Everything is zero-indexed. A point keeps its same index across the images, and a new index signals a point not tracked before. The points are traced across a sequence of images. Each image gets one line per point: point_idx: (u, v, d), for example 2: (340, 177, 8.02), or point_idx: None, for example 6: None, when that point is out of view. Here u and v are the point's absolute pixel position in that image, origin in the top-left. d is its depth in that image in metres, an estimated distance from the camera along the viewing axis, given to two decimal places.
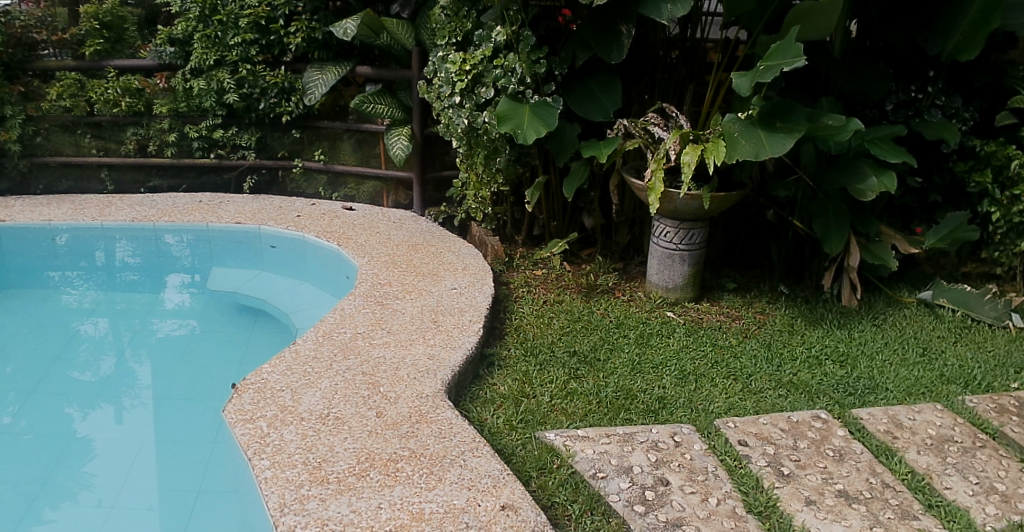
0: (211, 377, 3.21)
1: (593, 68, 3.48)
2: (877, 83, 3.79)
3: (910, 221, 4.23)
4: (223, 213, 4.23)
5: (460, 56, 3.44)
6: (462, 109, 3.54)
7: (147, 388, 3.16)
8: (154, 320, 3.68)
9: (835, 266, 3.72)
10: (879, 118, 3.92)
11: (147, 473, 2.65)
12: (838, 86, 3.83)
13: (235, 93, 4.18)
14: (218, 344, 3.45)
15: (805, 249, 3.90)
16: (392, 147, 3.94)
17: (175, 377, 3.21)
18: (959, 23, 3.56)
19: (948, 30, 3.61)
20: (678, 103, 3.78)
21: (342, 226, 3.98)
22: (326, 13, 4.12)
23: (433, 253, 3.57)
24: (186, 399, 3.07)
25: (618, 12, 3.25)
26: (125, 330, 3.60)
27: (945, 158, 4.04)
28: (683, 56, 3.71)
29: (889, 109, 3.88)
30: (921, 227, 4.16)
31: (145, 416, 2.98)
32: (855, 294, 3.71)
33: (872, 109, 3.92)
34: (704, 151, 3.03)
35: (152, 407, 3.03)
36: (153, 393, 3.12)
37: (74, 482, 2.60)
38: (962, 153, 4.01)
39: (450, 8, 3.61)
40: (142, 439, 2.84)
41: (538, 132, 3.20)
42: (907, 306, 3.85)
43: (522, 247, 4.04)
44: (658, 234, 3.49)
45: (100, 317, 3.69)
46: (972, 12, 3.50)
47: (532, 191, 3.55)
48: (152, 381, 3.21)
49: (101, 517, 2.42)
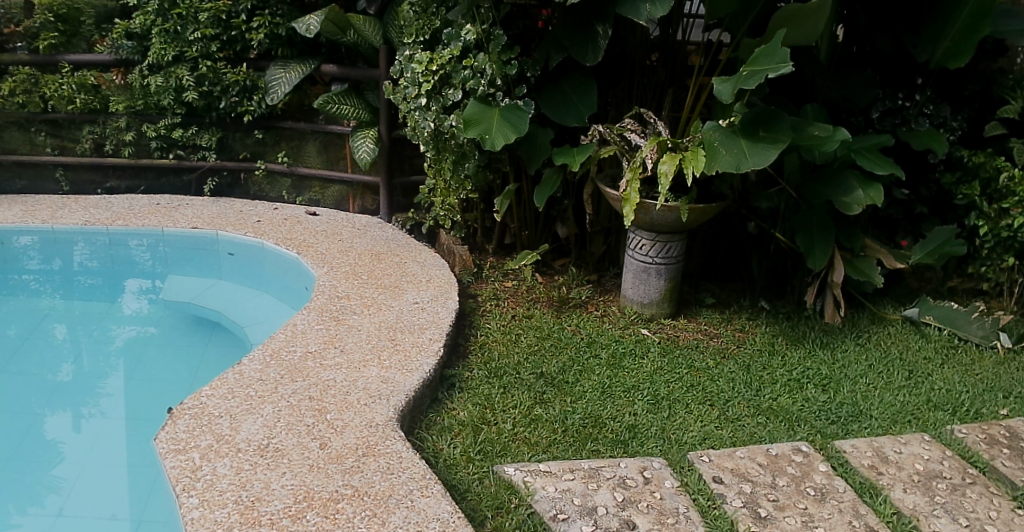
0: (170, 388, 3.01)
1: (568, 70, 3.29)
2: (863, 90, 3.66)
3: (894, 233, 4.11)
4: (179, 217, 3.92)
5: (427, 55, 3.26)
6: (429, 112, 3.34)
7: (106, 397, 2.97)
8: (113, 326, 3.45)
9: (818, 282, 3.57)
10: (864, 127, 3.77)
11: (106, 485, 2.48)
12: (824, 93, 3.67)
13: (194, 91, 3.88)
14: (176, 355, 3.23)
15: (787, 262, 3.75)
16: (358, 149, 3.74)
17: (133, 389, 3.01)
18: (949, 29, 3.41)
19: (937, 36, 3.46)
20: (657, 109, 3.61)
21: (304, 232, 3.72)
22: (291, 8, 3.84)
23: (398, 264, 3.37)
24: (153, 406, 2.91)
25: (594, 11, 3.08)
26: (82, 337, 3.37)
27: (932, 169, 3.94)
28: (663, 58, 3.53)
29: (875, 116, 3.73)
30: (906, 240, 4.04)
31: (106, 424, 2.80)
32: (839, 311, 3.57)
33: (857, 117, 3.77)
34: (682, 160, 2.84)
35: (112, 416, 2.85)
36: (113, 401, 2.93)
37: (40, 486, 2.48)
38: (950, 163, 3.90)
39: (418, 4, 3.41)
40: (113, 442, 2.70)
41: (507, 138, 3.00)
42: (891, 323, 3.72)
43: (493, 256, 3.86)
44: (633, 246, 3.32)
45: (57, 323, 3.46)
46: (962, 19, 3.35)
47: (500, 199, 3.36)
48: (109, 391, 3.01)
49: (61, 525, 2.28)
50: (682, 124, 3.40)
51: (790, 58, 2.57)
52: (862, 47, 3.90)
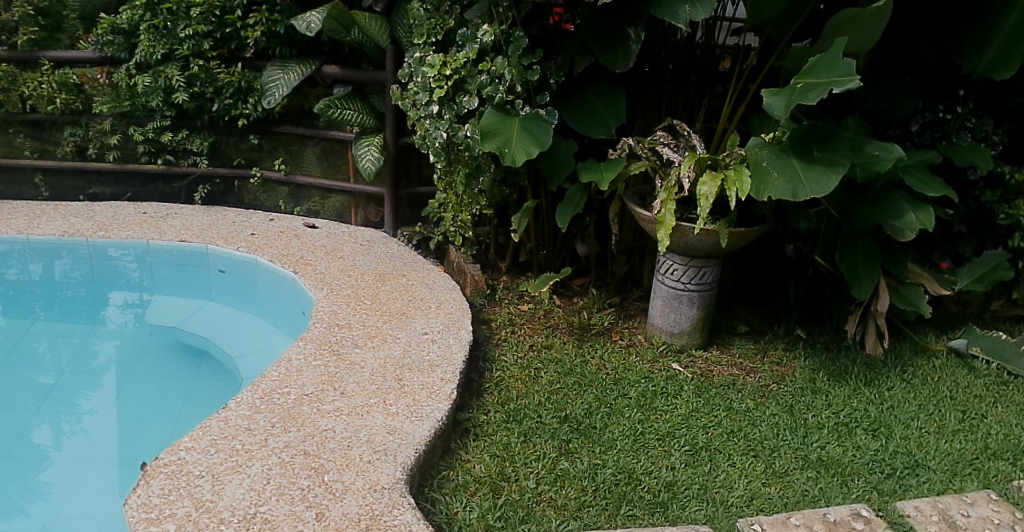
0: (157, 409, 2.75)
1: (593, 76, 3.01)
2: (904, 99, 3.30)
3: (930, 254, 3.70)
4: (167, 229, 3.60)
5: (439, 57, 2.95)
6: (441, 120, 3.05)
7: (90, 414, 2.72)
8: (96, 342, 3.17)
9: (860, 310, 3.31)
10: (903, 139, 3.42)
11: (79, 521, 2.15)
12: (860, 104, 3.32)
13: (184, 92, 3.58)
14: (163, 376, 2.95)
15: (826, 288, 3.51)
16: (361, 158, 3.44)
17: (116, 409, 2.74)
18: (996, 36, 3.08)
19: (983, 43, 3.13)
20: (688, 119, 3.32)
21: (302, 248, 3.40)
22: (290, 3, 3.53)
23: (404, 285, 3.08)
24: (147, 419, 2.69)
25: (625, 12, 2.79)
26: (63, 352, 3.10)
27: (970, 186, 3.58)
28: (696, 64, 3.23)
29: (915, 129, 3.38)
30: (947, 262, 3.64)
31: (97, 434, 2.60)
32: (881, 342, 3.29)
33: (895, 129, 3.42)
34: (724, 181, 2.64)
35: (96, 433, 2.62)
36: (98, 418, 2.69)
37: (25, 492, 2.33)
38: (989, 181, 3.55)
39: (430, 2, 3.12)
40: (106, 448, 2.54)
41: (528, 152, 2.70)
42: (934, 355, 3.39)
43: (507, 275, 3.58)
44: (663, 271, 3.06)
45: (37, 336, 3.19)
46: (1011, 25, 3.03)
47: (518, 218, 3.07)
48: (92, 408, 2.75)
49: None
50: (718, 137, 3.12)
51: (854, 71, 2.32)
52: (913, 52, 3.49)
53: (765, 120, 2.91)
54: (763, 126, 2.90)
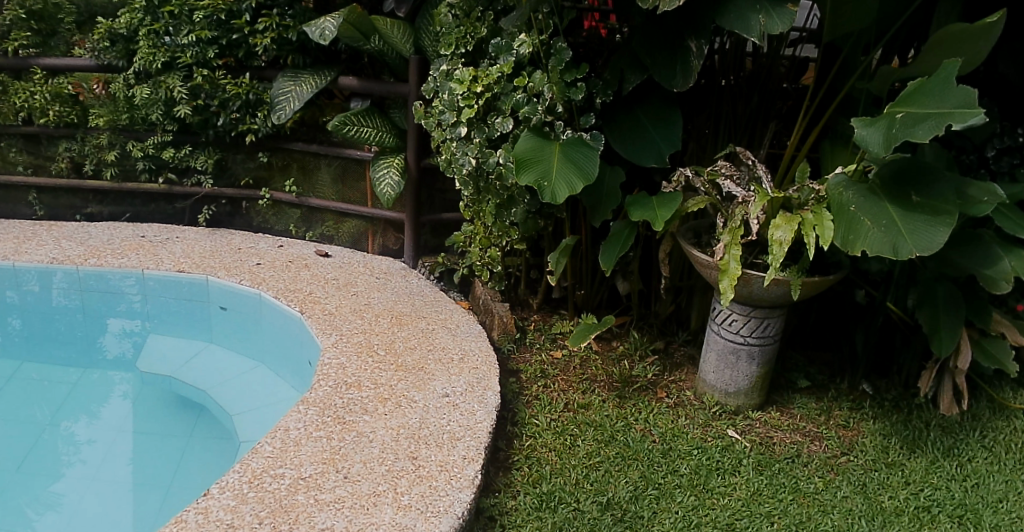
0: (155, 455, 2.50)
1: (643, 94, 2.62)
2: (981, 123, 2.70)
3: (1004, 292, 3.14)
4: (164, 255, 3.23)
5: (469, 71, 2.54)
6: (470, 144, 2.62)
7: (89, 444, 2.54)
8: (96, 377, 2.93)
9: (936, 366, 2.89)
10: (976, 167, 2.84)
11: None
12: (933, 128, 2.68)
13: (187, 105, 3.25)
14: (159, 421, 2.67)
15: (895, 336, 3.13)
16: (380, 182, 3.07)
17: (112, 448, 2.52)
18: None
19: None
20: (748, 141, 2.92)
21: (310, 281, 3.05)
22: (304, 7, 3.18)
23: (424, 331, 2.71)
24: (151, 455, 2.50)
25: (686, 21, 2.45)
26: (63, 382, 2.89)
27: None
28: (760, 78, 2.83)
29: (991, 156, 2.81)
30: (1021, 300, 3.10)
31: (103, 460, 2.46)
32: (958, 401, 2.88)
33: (969, 154, 2.83)
34: (801, 223, 2.28)
35: (95, 466, 2.43)
36: (96, 453, 2.50)
37: (33, 510, 2.26)
38: None
39: (460, 7, 2.69)
40: (115, 477, 2.39)
41: (572, 187, 2.29)
42: (1016, 416, 2.98)
43: (538, 313, 3.23)
44: (720, 321, 2.71)
45: (40, 364, 3.00)
46: None
47: (556, 256, 2.62)
48: (89, 441, 2.56)
49: None
50: (784, 165, 2.76)
51: (971, 100, 1.93)
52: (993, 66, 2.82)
53: (836, 148, 2.68)
54: (834, 156, 2.67)
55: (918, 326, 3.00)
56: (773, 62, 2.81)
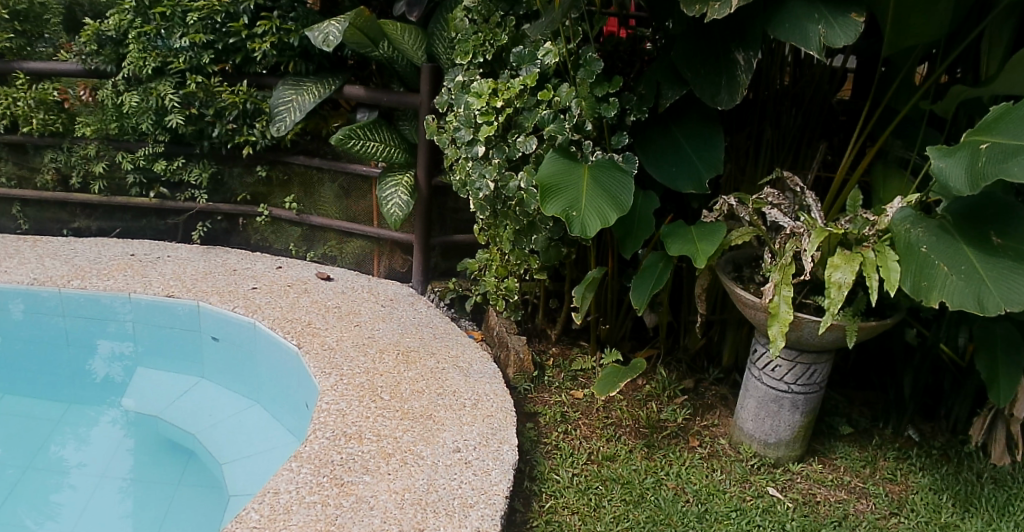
0: (137, 505, 2.24)
1: (679, 110, 2.35)
2: None
3: None
4: (153, 277, 2.98)
5: (488, 83, 2.26)
6: (487, 164, 2.33)
7: (65, 493, 2.28)
8: (77, 414, 2.68)
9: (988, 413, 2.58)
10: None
11: None
12: None
13: (179, 114, 3.00)
14: (144, 466, 2.41)
15: (943, 380, 2.83)
16: (387, 202, 2.81)
17: (92, 496, 2.27)
18: None
19: None
20: (790, 162, 2.66)
21: (309, 308, 2.79)
22: (308, 10, 2.92)
23: (433, 371, 2.44)
24: (133, 505, 2.24)
25: (733, 31, 2.19)
26: (41, 420, 2.64)
27: None
28: (804, 93, 2.59)
29: None
30: None
31: (79, 512, 2.20)
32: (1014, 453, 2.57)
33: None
34: (862, 265, 2.03)
35: (71, 520, 2.17)
36: (72, 503, 2.24)
37: None
38: None
39: (478, 12, 2.43)
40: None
41: (604, 220, 2.01)
42: None
43: (557, 345, 2.96)
44: (762, 366, 2.47)
45: (18, 398, 2.76)
46: None
47: (581, 290, 2.35)
48: (66, 488, 2.30)
49: None
50: (832, 192, 2.50)
51: None
52: None
53: (887, 172, 2.42)
54: (886, 182, 2.41)
55: (970, 369, 2.69)
56: (821, 75, 2.54)
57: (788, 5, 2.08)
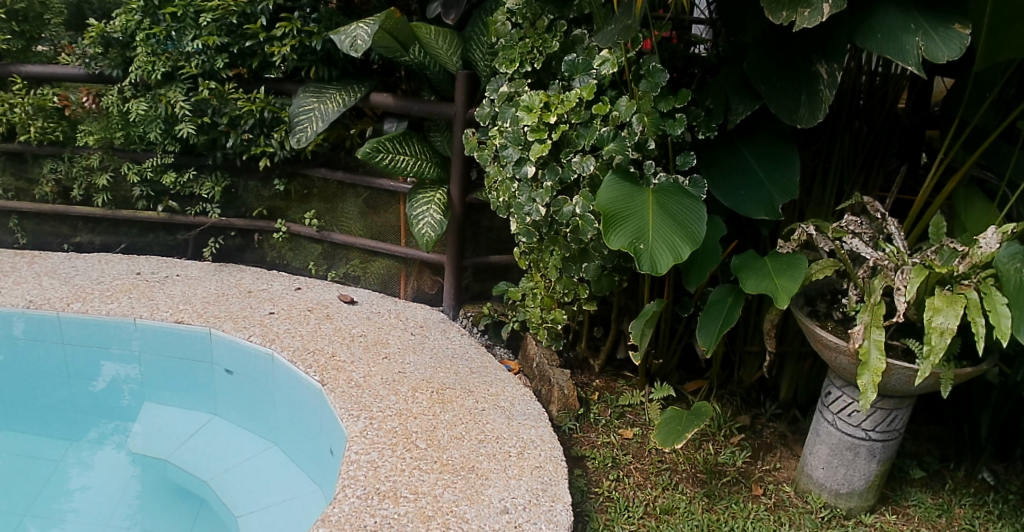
0: None
1: (748, 126, 2.12)
2: None
3: None
4: (161, 300, 2.74)
5: (539, 95, 2.02)
6: (536, 186, 2.09)
7: None
8: (81, 454, 2.46)
9: None
10: None
11: None
12: None
13: (190, 123, 2.78)
14: (153, 517, 2.20)
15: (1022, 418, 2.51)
16: (417, 221, 2.57)
17: None
18: None
19: None
20: (861, 183, 2.42)
21: (333, 337, 2.55)
22: (331, 10, 2.67)
23: (472, 413, 2.21)
24: None
25: (814, 40, 1.95)
26: (42, 460, 2.43)
27: None
28: (880, 108, 2.35)
29: None
30: None
31: None
32: None
33: None
34: (965, 306, 1.81)
35: None
36: None
37: None
38: None
39: (523, 15, 2.18)
40: None
41: (677, 254, 1.76)
42: None
43: (600, 377, 2.73)
44: (837, 410, 2.24)
45: (18, 435, 2.55)
46: None
47: (639, 324, 2.10)
48: None
49: None
50: (911, 216, 2.25)
51: None
52: None
53: (971, 194, 2.18)
54: (969, 206, 2.17)
55: None
56: (901, 89, 2.30)
57: (880, 11, 1.84)
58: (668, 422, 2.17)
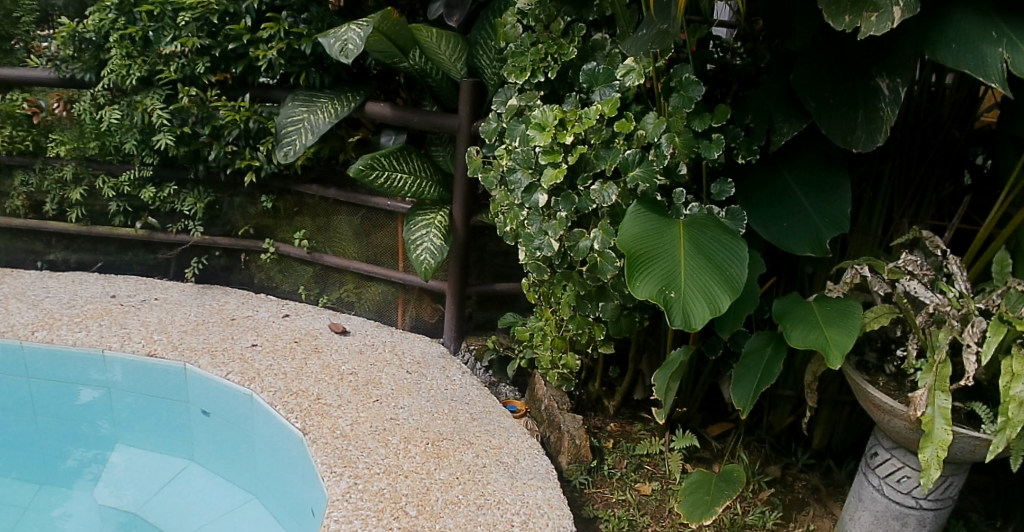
0: None
1: (792, 147, 1.84)
2: None
3: None
4: (135, 328, 2.51)
5: (554, 111, 1.75)
6: (548, 216, 1.81)
7: None
8: (42, 497, 2.19)
9: None
10: None
11: None
12: None
13: (168, 133, 2.59)
14: None
15: None
16: (415, 246, 2.29)
17: None
18: None
19: None
20: (915, 212, 2.11)
21: (319, 374, 2.29)
22: (324, 10, 2.42)
23: (473, 472, 1.93)
24: None
25: (874, 50, 1.67)
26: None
27: None
28: (940, 127, 2.05)
29: None
30: None
31: None
32: None
33: None
34: None
35: None
36: None
37: None
38: None
39: (535, 15, 1.90)
40: None
41: (716, 307, 1.48)
42: None
43: (616, 421, 2.44)
44: (884, 474, 1.94)
45: None
46: None
47: (660, 374, 1.83)
48: None
49: None
50: (974, 250, 1.94)
51: None
52: None
53: None
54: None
55: None
56: (959, 101, 2.01)
57: (956, 16, 1.55)
58: (694, 487, 1.89)
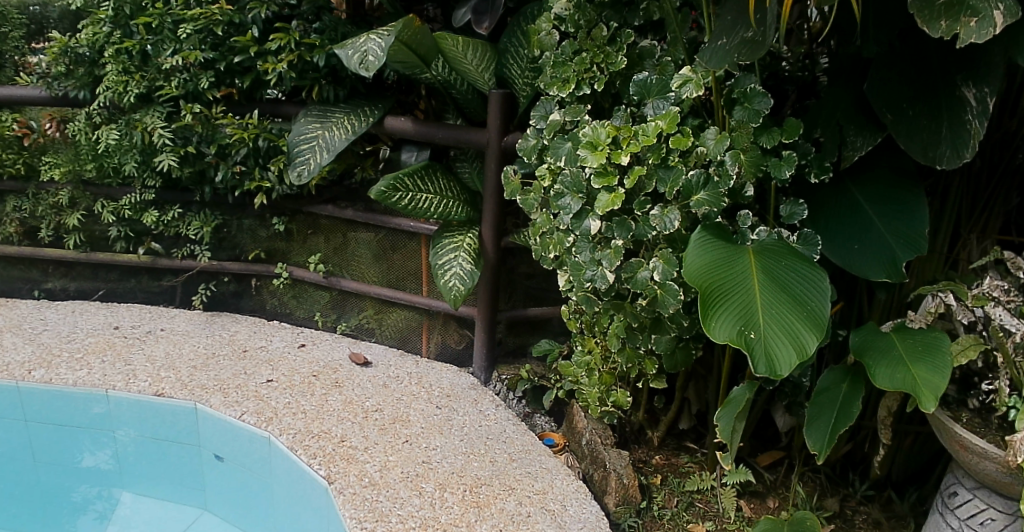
0: None
1: (864, 161, 1.67)
2: None
3: None
4: (140, 365, 2.35)
5: (606, 128, 1.59)
6: (598, 244, 1.65)
7: None
8: None
9: None
10: None
11: None
12: None
13: (171, 153, 2.45)
14: None
15: None
16: (443, 271, 2.12)
17: None
18: None
19: None
20: (986, 227, 1.85)
21: (341, 412, 2.12)
22: (336, 19, 2.26)
23: (517, 524, 1.74)
24: None
25: (956, 57, 1.50)
26: None
27: None
28: (1020, 131, 1.73)
29: None
30: None
31: None
32: None
33: None
34: None
35: None
36: None
37: None
38: None
39: (574, 20, 1.73)
40: None
41: (801, 350, 1.30)
42: None
43: (660, 453, 2.25)
44: (964, 516, 1.74)
45: None
46: None
47: (722, 415, 1.67)
48: None
49: None
50: None
51: None
52: None
53: None
54: None
55: None
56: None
57: None
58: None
